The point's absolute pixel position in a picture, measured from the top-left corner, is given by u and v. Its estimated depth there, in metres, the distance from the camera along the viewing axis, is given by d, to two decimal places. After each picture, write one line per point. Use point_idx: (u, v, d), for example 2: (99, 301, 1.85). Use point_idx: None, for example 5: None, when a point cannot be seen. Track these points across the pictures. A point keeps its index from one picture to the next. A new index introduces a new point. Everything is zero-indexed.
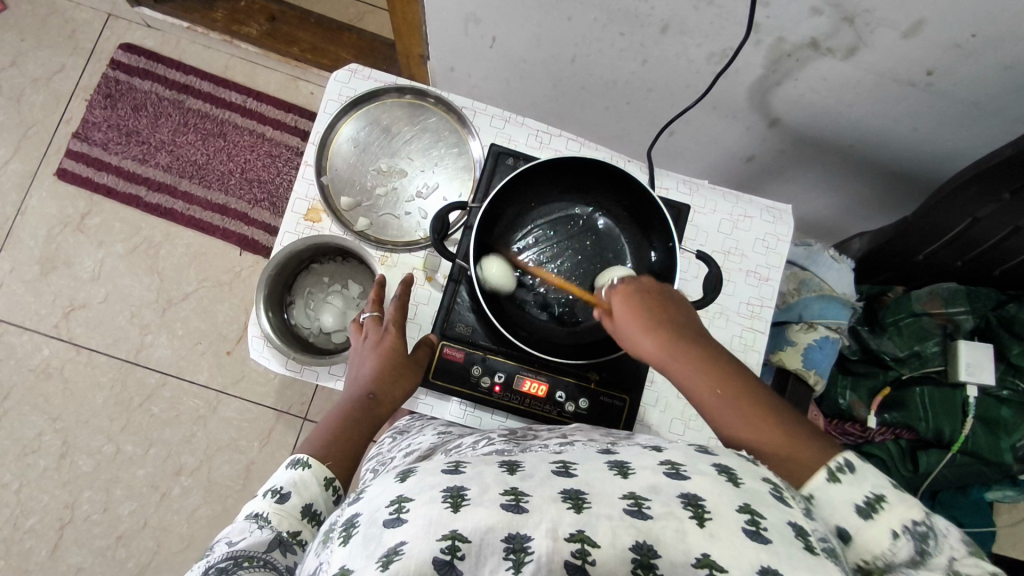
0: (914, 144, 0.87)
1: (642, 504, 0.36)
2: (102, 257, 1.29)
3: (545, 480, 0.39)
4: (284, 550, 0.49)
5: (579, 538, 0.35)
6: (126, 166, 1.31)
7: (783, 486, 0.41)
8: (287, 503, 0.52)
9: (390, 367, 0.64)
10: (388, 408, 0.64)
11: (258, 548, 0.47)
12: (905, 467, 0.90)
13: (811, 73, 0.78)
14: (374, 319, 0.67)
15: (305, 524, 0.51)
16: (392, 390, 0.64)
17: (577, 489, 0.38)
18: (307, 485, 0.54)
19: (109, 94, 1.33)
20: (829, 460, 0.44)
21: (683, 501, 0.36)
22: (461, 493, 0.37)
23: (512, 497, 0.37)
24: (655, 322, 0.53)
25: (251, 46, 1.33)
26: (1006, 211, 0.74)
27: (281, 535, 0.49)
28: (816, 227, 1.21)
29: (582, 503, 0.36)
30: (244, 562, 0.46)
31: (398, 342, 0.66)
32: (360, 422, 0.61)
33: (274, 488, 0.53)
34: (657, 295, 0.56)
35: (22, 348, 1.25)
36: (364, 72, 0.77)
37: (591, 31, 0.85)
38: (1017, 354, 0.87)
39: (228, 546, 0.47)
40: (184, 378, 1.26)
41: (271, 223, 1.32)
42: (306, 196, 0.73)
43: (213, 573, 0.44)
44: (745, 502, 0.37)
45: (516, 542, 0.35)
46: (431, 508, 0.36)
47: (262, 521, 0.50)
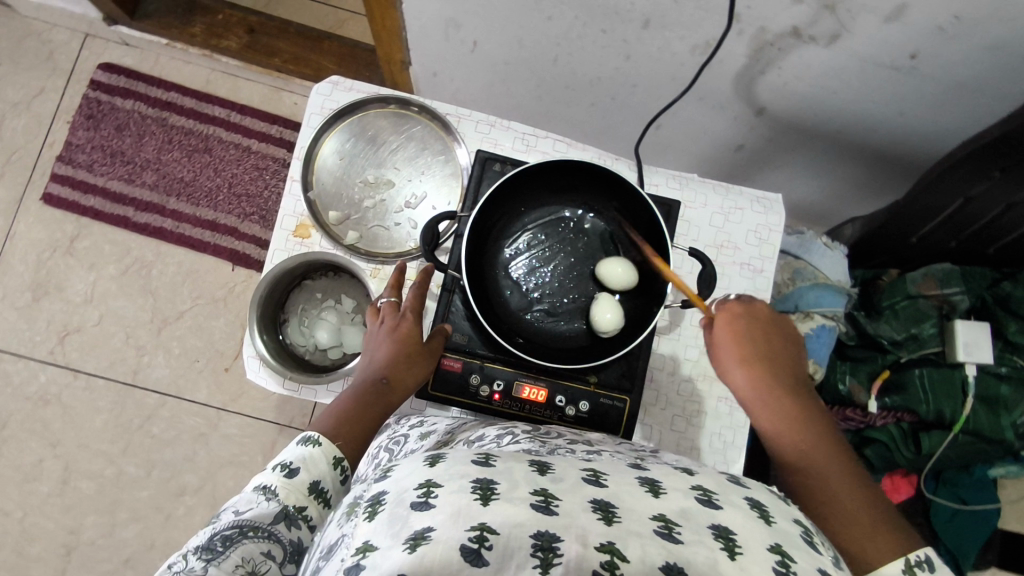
0: (902, 127, 0.86)
1: (673, 529, 0.36)
2: (93, 279, 1.28)
3: (575, 486, 0.38)
4: (290, 523, 0.49)
5: (609, 549, 0.34)
6: (113, 186, 1.30)
7: (812, 532, 0.40)
8: (295, 478, 0.51)
9: (405, 352, 0.63)
10: (400, 395, 0.63)
11: (263, 520, 0.48)
12: (908, 449, 0.90)
13: (796, 62, 0.78)
14: (392, 305, 0.66)
15: (311, 501, 0.51)
16: (406, 375, 0.63)
17: (606, 501, 0.37)
18: (317, 462, 0.53)
19: (91, 114, 1.32)
20: (909, 554, 0.46)
21: (714, 532, 0.36)
22: (490, 486, 0.37)
23: (542, 499, 0.36)
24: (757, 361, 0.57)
25: (232, 59, 1.32)
26: (998, 190, 0.72)
27: (287, 509, 0.49)
28: (808, 212, 1.21)
29: (613, 517, 0.36)
30: (249, 532, 0.46)
31: (415, 329, 0.65)
32: (375, 405, 0.60)
33: (284, 462, 0.52)
34: (766, 332, 0.59)
35: (18, 375, 1.25)
36: (346, 84, 0.76)
37: (572, 29, 0.84)
38: (1015, 331, 0.87)
39: (235, 516, 0.47)
40: (183, 397, 1.26)
41: (262, 236, 1.31)
42: (294, 213, 0.73)
43: (218, 540, 0.45)
44: (778, 542, 0.36)
45: (544, 540, 0.34)
46: (460, 498, 0.36)
47: (269, 494, 0.50)
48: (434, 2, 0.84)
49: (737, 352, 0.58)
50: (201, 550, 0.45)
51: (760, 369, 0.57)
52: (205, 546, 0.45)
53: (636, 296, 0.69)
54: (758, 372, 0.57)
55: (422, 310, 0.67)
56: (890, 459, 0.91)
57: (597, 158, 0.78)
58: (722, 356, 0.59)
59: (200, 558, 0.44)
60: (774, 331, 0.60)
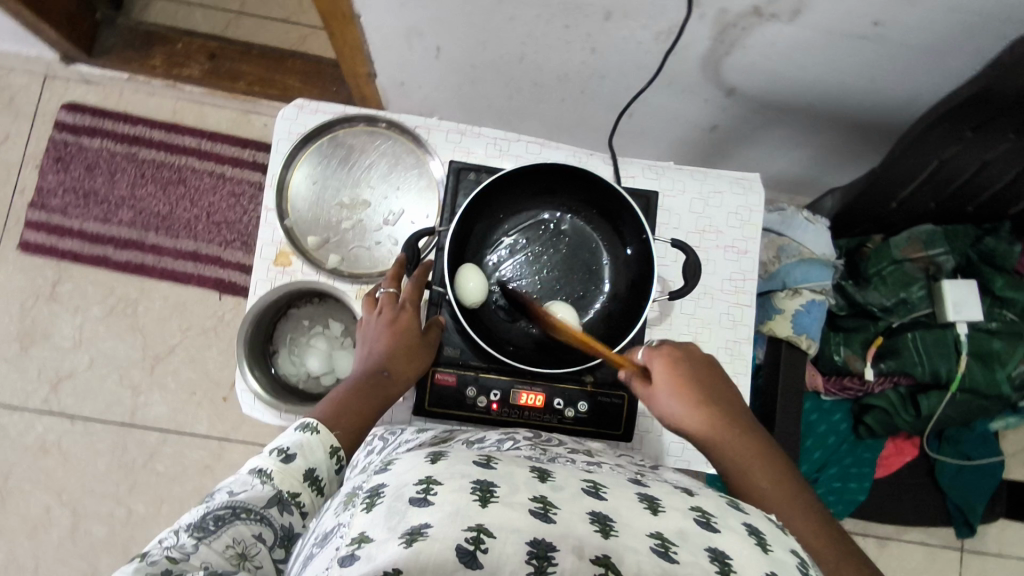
0: (873, 93, 0.86)
1: (670, 547, 0.37)
2: (80, 323, 1.27)
3: (574, 496, 0.40)
4: (282, 508, 0.49)
5: (604, 563, 0.35)
6: (89, 228, 1.29)
7: (808, 565, 0.41)
8: (291, 463, 0.51)
9: (404, 344, 0.64)
10: (398, 389, 0.63)
11: (257, 503, 0.48)
12: (908, 412, 0.92)
13: (760, 39, 0.77)
14: (389, 296, 0.65)
15: (305, 488, 0.51)
16: (405, 369, 0.64)
17: (605, 514, 0.39)
18: (313, 450, 0.53)
19: (60, 157, 1.30)
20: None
21: (710, 555, 0.37)
22: (489, 489, 0.38)
23: (541, 506, 0.38)
24: (702, 405, 0.58)
25: (197, 87, 1.30)
26: (969, 148, 0.74)
27: (281, 494, 0.49)
28: (787, 183, 1.21)
29: (610, 530, 0.37)
30: (242, 513, 0.47)
31: (413, 321, 0.65)
32: (374, 398, 0.60)
33: (280, 446, 0.52)
34: (705, 375, 0.60)
35: (14, 428, 1.23)
36: (311, 106, 0.75)
37: (534, 27, 0.83)
38: (1001, 286, 0.89)
39: (229, 496, 0.48)
40: (184, 431, 1.25)
41: (246, 262, 1.30)
42: (273, 241, 0.72)
43: (211, 520, 0.45)
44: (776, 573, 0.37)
45: (541, 548, 0.35)
46: (458, 497, 0.37)
47: (264, 477, 0.49)
48: (393, 13, 0.83)
49: (683, 398, 0.59)
50: (193, 528, 0.45)
51: (705, 413, 0.58)
52: (198, 524, 0.45)
53: (624, 293, 0.69)
54: (705, 416, 0.58)
55: (418, 301, 0.66)
56: (890, 423, 0.92)
57: (571, 155, 0.78)
58: (665, 407, 0.59)
59: (192, 535, 0.44)
60: (712, 372, 0.61)
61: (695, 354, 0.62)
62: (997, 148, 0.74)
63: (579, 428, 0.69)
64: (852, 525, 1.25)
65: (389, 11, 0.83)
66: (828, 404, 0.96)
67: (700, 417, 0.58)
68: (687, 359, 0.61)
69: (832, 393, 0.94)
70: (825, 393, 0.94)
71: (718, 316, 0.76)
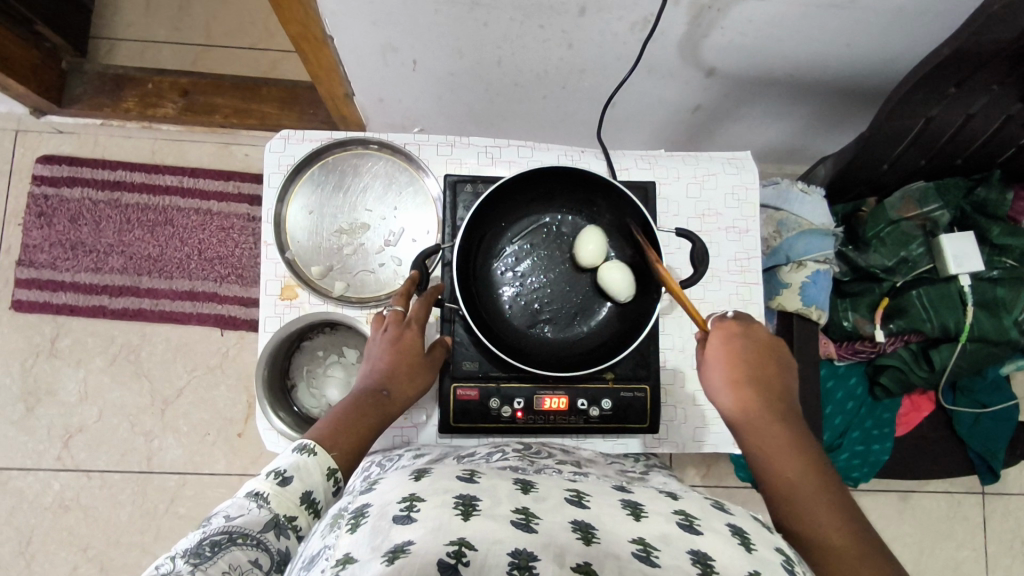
0: (852, 58, 0.86)
1: (651, 553, 0.41)
2: (83, 376, 1.26)
3: (556, 506, 0.44)
4: (278, 532, 0.50)
5: (585, 569, 0.38)
6: (80, 279, 1.27)
7: (793, 561, 0.46)
8: (288, 487, 0.53)
9: (404, 363, 0.64)
10: (398, 407, 0.63)
11: (254, 526, 0.49)
12: (922, 369, 0.93)
13: (736, 18, 0.77)
14: (396, 314, 0.65)
15: (302, 511, 0.52)
16: (406, 388, 0.64)
17: (587, 522, 0.43)
18: (311, 472, 0.54)
19: (42, 211, 1.28)
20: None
21: (693, 557, 0.41)
22: (471, 503, 0.42)
23: (523, 517, 0.41)
24: (749, 385, 0.61)
25: (172, 124, 1.28)
26: (953, 105, 0.75)
27: (277, 517, 0.51)
28: (773, 153, 1.22)
29: (592, 537, 0.41)
30: (238, 538, 0.48)
31: (417, 339, 0.65)
32: (371, 415, 0.61)
33: (277, 468, 0.54)
34: (758, 356, 0.63)
35: (31, 489, 1.22)
36: (297, 135, 0.75)
37: (509, 30, 0.83)
38: (998, 234, 0.91)
39: (226, 520, 0.49)
40: (203, 472, 1.24)
41: (244, 295, 1.29)
42: (277, 276, 0.72)
43: (208, 544, 0.46)
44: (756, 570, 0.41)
45: (521, 558, 0.38)
46: (442, 512, 0.40)
47: (261, 501, 0.51)
48: (368, 31, 0.83)
49: (731, 376, 0.62)
50: (189, 554, 0.45)
51: (750, 392, 0.61)
52: (193, 550, 0.45)
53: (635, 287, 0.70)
54: (748, 396, 0.61)
55: (427, 317, 0.66)
56: (906, 380, 0.93)
57: (563, 155, 0.78)
58: (713, 382, 0.63)
59: (188, 561, 0.44)
60: (767, 355, 0.64)
61: (755, 334, 0.64)
62: (979, 102, 0.75)
63: (605, 426, 0.70)
64: (875, 483, 1.27)
65: (364, 30, 0.82)
66: (842, 368, 0.97)
67: (743, 396, 0.61)
68: (744, 338, 0.63)
69: (846, 358, 0.96)
70: (839, 359, 0.96)
71: (726, 298, 0.77)
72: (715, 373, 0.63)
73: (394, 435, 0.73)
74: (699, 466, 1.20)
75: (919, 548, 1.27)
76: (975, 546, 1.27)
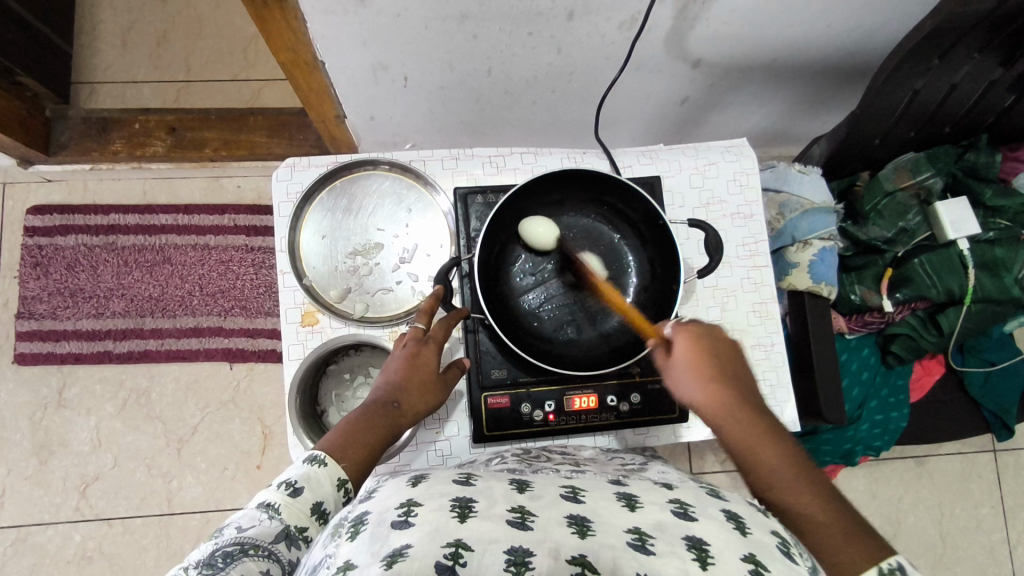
0: (833, 38, 0.88)
1: (646, 541, 0.41)
2: (95, 424, 1.24)
3: (552, 502, 0.44)
4: (290, 543, 0.50)
5: (581, 562, 0.39)
6: (83, 326, 1.26)
7: (789, 543, 0.45)
8: (299, 497, 0.52)
9: (414, 378, 0.63)
10: (407, 420, 0.61)
11: (265, 538, 0.48)
12: (931, 333, 0.96)
13: (719, 9, 0.79)
14: (415, 330, 0.66)
15: (313, 521, 0.51)
16: (417, 401, 0.62)
17: (583, 516, 0.43)
18: (320, 483, 0.53)
19: (37, 262, 1.27)
20: (881, 561, 0.45)
21: (688, 543, 0.41)
22: (468, 505, 0.42)
23: (519, 515, 0.42)
24: (716, 381, 0.57)
25: (163, 162, 1.27)
26: (939, 75, 0.77)
27: (288, 528, 0.50)
28: (761, 138, 1.24)
29: (587, 529, 0.41)
30: (250, 549, 0.47)
31: (434, 357, 0.65)
32: (382, 426, 0.59)
33: (288, 479, 0.53)
34: (722, 351, 0.59)
35: (52, 544, 1.21)
36: (302, 162, 0.75)
37: (499, 40, 0.84)
38: (991, 196, 0.93)
39: (237, 531, 0.48)
40: (226, 508, 1.23)
41: (250, 326, 1.28)
42: (296, 303, 0.72)
43: (220, 556, 0.45)
44: (751, 552, 0.41)
45: (517, 555, 0.38)
46: (438, 516, 0.40)
47: (272, 512, 0.50)
48: (360, 53, 0.83)
49: (697, 374, 0.57)
50: (202, 565, 0.45)
51: (720, 387, 0.56)
52: (206, 561, 0.45)
53: (652, 280, 0.71)
54: (719, 391, 0.56)
55: (446, 337, 0.66)
56: (918, 346, 0.96)
57: (565, 158, 0.79)
58: (681, 380, 0.58)
59: (201, 572, 0.44)
60: (730, 352, 0.60)
61: (715, 332, 0.60)
62: (963, 70, 0.77)
63: (637, 420, 0.71)
64: (891, 450, 1.29)
65: (355, 52, 0.83)
66: (854, 341, 0.99)
67: (714, 391, 0.56)
68: (707, 335, 0.60)
69: (857, 331, 0.98)
70: (850, 333, 0.98)
71: (739, 282, 0.78)
72: (682, 372, 0.58)
73: (425, 449, 0.72)
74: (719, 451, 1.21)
75: (940, 510, 1.29)
76: (993, 503, 1.30)
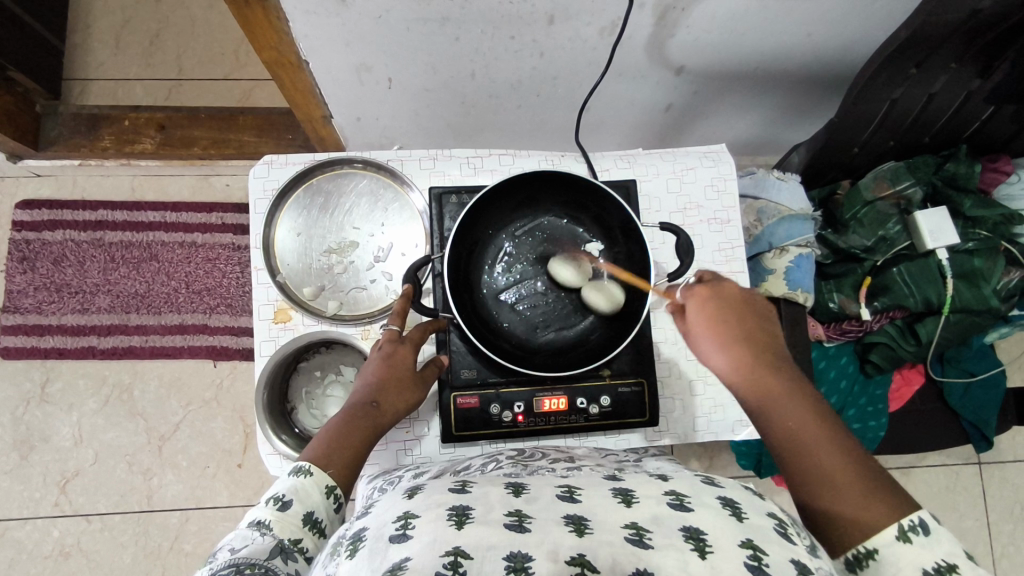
0: (816, 46, 0.89)
1: (644, 535, 0.41)
2: (77, 420, 1.24)
3: (548, 505, 0.43)
4: (286, 556, 0.50)
5: (579, 562, 0.38)
6: (68, 321, 1.26)
7: (786, 523, 0.45)
8: (289, 511, 0.52)
9: (394, 378, 0.62)
10: (388, 418, 0.62)
11: (260, 555, 0.48)
12: (909, 342, 0.97)
13: (699, 16, 0.79)
14: (393, 331, 0.65)
15: (307, 532, 0.52)
16: (396, 400, 0.62)
17: (580, 515, 0.42)
18: (309, 493, 0.54)
19: (24, 256, 1.27)
20: (904, 519, 0.49)
21: (685, 534, 0.41)
22: (465, 512, 0.42)
23: (515, 518, 0.41)
24: (737, 344, 0.59)
25: (152, 160, 1.27)
26: (916, 85, 0.78)
27: (281, 543, 0.50)
28: (748, 145, 1.25)
29: (585, 528, 0.41)
30: (245, 569, 0.45)
31: (411, 355, 0.64)
32: (364, 427, 0.59)
33: (276, 494, 0.53)
34: (744, 315, 0.61)
35: (31, 539, 1.20)
36: (280, 159, 0.76)
37: (481, 43, 0.84)
38: (970, 206, 0.95)
39: (231, 553, 0.48)
40: (205, 506, 1.23)
41: (235, 324, 1.28)
42: (269, 300, 0.72)
43: None
44: (749, 537, 0.41)
45: (517, 561, 0.38)
46: (436, 526, 0.40)
47: (263, 529, 0.51)
48: (342, 54, 0.83)
49: (715, 336, 0.60)
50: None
51: (741, 351, 0.59)
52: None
53: None
54: (741, 354, 0.58)
55: (423, 341, 0.67)
56: (896, 356, 0.97)
57: (543, 160, 0.79)
58: (705, 348, 0.60)
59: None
60: (751, 313, 0.61)
61: (728, 292, 0.62)
62: (940, 81, 0.78)
63: (605, 422, 0.71)
64: (875, 461, 1.28)
65: (337, 53, 0.83)
66: (833, 349, 1.00)
67: (736, 355, 0.59)
68: (725, 302, 0.61)
69: (835, 339, 0.99)
70: (829, 341, 0.99)
71: None
72: (703, 337, 0.60)
73: (396, 449, 0.72)
74: (700, 458, 1.21)
75: None
76: (978, 515, 1.29)
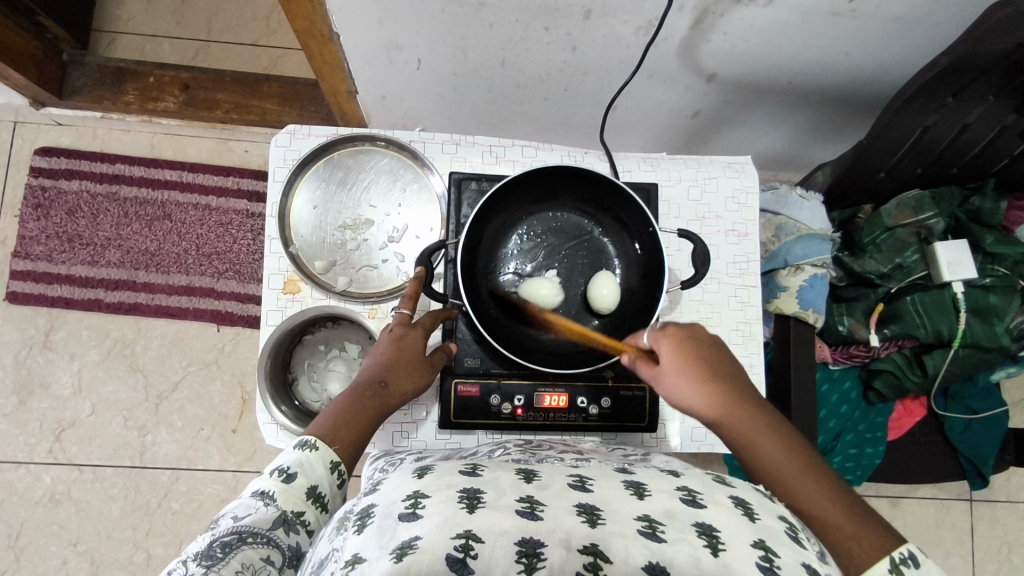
0: (853, 65, 0.87)
1: (657, 528, 0.40)
2: (78, 369, 1.25)
3: (560, 493, 0.43)
4: (288, 528, 0.50)
5: (592, 552, 0.38)
6: (77, 272, 1.26)
7: (796, 528, 0.45)
8: (293, 483, 0.52)
9: (404, 360, 0.62)
10: (396, 400, 0.61)
11: (262, 525, 0.49)
12: (915, 373, 0.98)
13: (736, 24, 0.78)
14: (403, 315, 0.64)
15: (309, 506, 0.52)
16: (404, 381, 0.61)
17: (592, 505, 0.42)
18: (313, 467, 0.54)
19: (39, 203, 1.27)
20: (895, 551, 0.48)
21: (698, 530, 0.40)
22: (476, 496, 0.42)
23: (528, 506, 0.41)
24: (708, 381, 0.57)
25: (173, 119, 1.27)
26: (950, 113, 0.77)
27: (285, 514, 0.50)
28: (771, 159, 1.24)
29: (597, 518, 0.40)
30: (248, 538, 0.48)
31: (421, 340, 0.63)
32: (371, 408, 0.59)
33: (280, 466, 0.53)
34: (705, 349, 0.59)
35: (22, 483, 1.21)
36: (303, 131, 0.75)
37: (514, 32, 0.83)
38: (992, 242, 0.96)
39: (234, 522, 0.48)
40: (196, 468, 1.24)
41: (241, 291, 1.28)
42: (279, 270, 0.72)
43: (218, 547, 0.46)
44: (761, 538, 0.40)
45: (528, 547, 0.38)
46: (447, 507, 0.40)
47: (267, 499, 0.50)
48: (374, 29, 0.82)
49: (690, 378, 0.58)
50: (201, 557, 0.46)
51: (712, 388, 0.57)
52: (205, 552, 0.46)
53: (636, 286, 0.71)
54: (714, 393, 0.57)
55: (433, 327, 0.66)
56: (900, 385, 0.97)
57: (566, 156, 0.79)
58: (673, 386, 0.59)
59: (200, 564, 0.45)
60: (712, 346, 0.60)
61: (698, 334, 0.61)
62: (975, 111, 0.77)
63: (604, 424, 0.71)
64: (866, 488, 1.28)
65: (369, 28, 0.81)
66: (838, 372, 1.01)
67: (711, 399, 0.56)
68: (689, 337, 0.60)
69: (840, 362, 1.00)
70: (834, 364, 1.01)
71: (726, 299, 0.78)
72: (675, 378, 0.58)
73: (394, 431, 0.72)
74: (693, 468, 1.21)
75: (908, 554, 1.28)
76: (963, 552, 1.29)
